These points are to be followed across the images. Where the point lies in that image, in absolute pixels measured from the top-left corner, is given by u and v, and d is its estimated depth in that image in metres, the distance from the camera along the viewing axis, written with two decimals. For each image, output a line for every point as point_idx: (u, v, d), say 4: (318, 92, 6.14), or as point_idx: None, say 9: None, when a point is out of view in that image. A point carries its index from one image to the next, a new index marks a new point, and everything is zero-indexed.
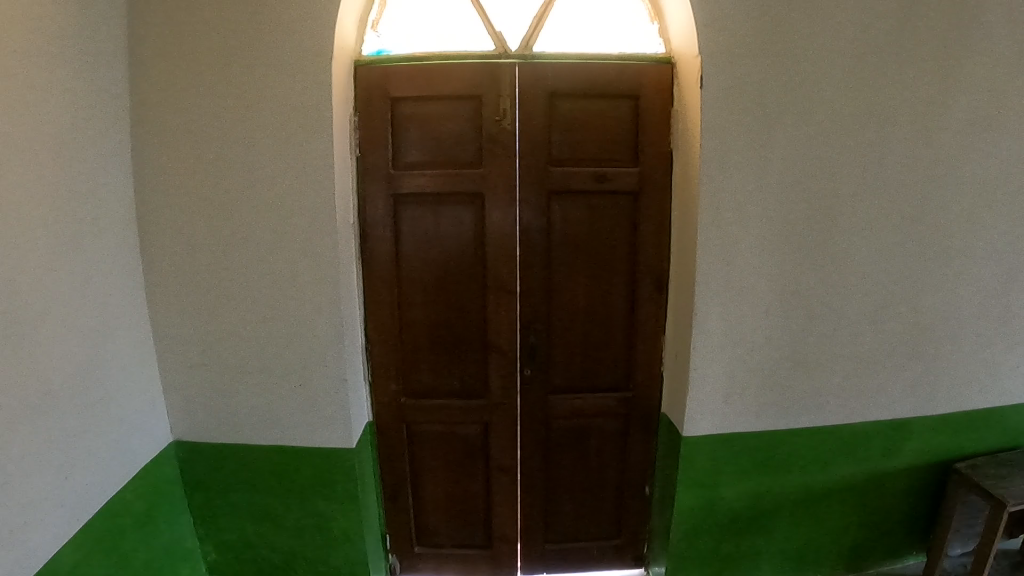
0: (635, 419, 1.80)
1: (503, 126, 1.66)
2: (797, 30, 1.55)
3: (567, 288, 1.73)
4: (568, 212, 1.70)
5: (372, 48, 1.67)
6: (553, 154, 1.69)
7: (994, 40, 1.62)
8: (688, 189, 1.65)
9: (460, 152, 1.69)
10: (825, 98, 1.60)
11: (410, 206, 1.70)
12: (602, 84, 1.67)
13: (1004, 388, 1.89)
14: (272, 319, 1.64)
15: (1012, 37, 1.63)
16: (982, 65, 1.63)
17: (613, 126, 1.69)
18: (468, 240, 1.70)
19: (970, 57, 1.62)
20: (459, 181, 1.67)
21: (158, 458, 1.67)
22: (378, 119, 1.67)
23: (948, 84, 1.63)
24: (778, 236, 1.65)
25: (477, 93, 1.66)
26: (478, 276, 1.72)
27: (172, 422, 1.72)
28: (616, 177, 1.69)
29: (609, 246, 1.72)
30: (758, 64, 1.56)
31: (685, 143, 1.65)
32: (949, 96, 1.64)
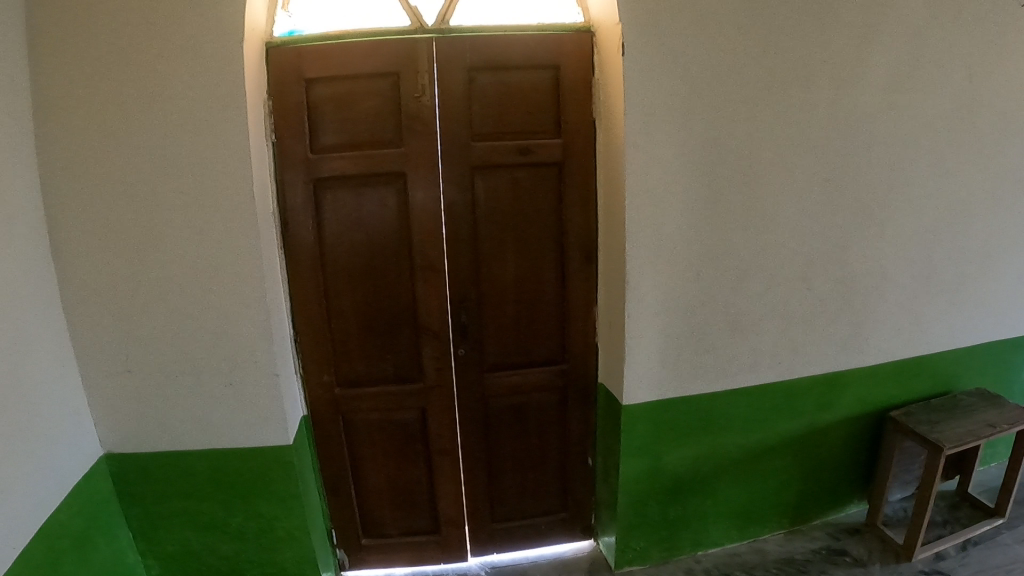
0: (574, 393, 1.80)
1: (422, 103, 1.62)
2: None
3: (496, 265, 1.70)
4: (493, 188, 1.67)
5: (283, 30, 1.61)
6: (474, 129, 1.65)
7: (905, 6, 1.71)
8: (614, 157, 1.62)
9: (378, 132, 1.64)
10: (745, 63, 1.61)
11: (329, 193, 1.67)
12: (522, 55, 1.63)
13: (922, 338, 2.05)
14: (198, 319, 1.62)
15: (917, 6, 1.73)
16: (890, 33, 1.72)
17: (535, 98, 1.66)
18: (393, 221, 1.67)
19: (880, 25, 1.70)
20: (379, 162, 1.63)
21: (89, 473, 1.66)
22: (293, 101, 1.62)
23: (862, 51, 1.71)
24: (705, 202, 1.66)
25: (393, 69, 1.61)
26: (404, 258, 1.68)
27: (103, 430, 1.71)
28: (540, 149, 1.67)
29: (536, 219, 1.70)
30: (679, 29, 1.54)
31: (609, 110, 1.62)
32: (862, 63, 1.72)
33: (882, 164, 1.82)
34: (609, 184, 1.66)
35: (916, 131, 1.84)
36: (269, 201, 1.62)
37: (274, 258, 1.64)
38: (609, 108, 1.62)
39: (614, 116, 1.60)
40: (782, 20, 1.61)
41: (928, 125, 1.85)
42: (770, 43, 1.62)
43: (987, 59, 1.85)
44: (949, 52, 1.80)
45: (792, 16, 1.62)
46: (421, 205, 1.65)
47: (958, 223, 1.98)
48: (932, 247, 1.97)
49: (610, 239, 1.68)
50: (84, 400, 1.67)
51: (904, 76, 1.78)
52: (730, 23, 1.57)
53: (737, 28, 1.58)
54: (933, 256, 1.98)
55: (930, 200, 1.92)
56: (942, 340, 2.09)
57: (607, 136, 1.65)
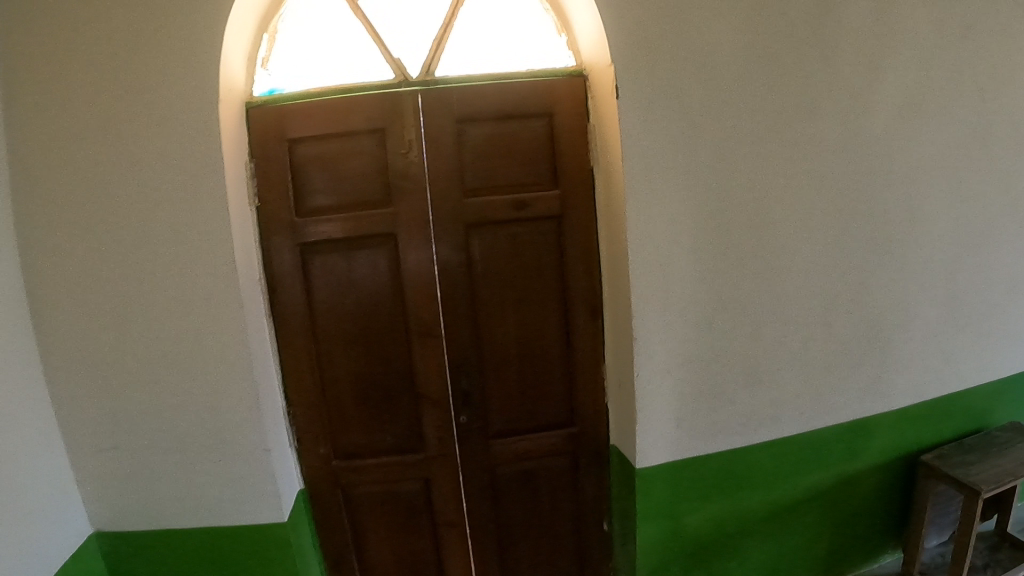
0: (584, 454, 1.69)
1: (409, 159, 1.54)
2: (713, 32, 1.47)
3: (496, 325, 1.60)
4: (488, 244, 1.58)
5: (263, 87, 1.56)
6: (467, 184, 1.56)
7: (911, 31, 1.63)
8: (616, 206, 1.53)
9: (366, 191, 1.56)
10: (749, 99, 1.53)
11: (317, 258, 1.58)
12: (513, 104, 1.55)
13: (950, 374, 1.94)
14: (185, 396, 1.53)
15: (926, 31, 1.65)
16: (900, 60, 1.64)
17: (529, 147, 1.57)
18: (386, 284, 1.58)
19: (889, 52, 1.62)
20: (368, 223, 1.55)
21: (79, 556, 1.57)
22: (276, 164, 1.55)
23: (871, 80, 1.63)
24: (714, 248, 1.57)
25: (378, 126, 1.54)
26: (399, 322, 1.59)
27: (94, 510, 1.62)
28: (537, 202, 1.57)
29: (537, 275, 1.60)
30: (674, 68, 1.46)
31: (611, 160, 1.53)
32: (872, 93, 1.63)
33: (900, 194, 1.73)
34: (614, 236, 1.55)
35: (932, 159, 1.75)
36: (255, 270, 1.55)
37: (262, 328, 1.56)
38: (611, 159, 1.53)
39: (614, 165, 1.51)
40: (785, 53, 1.53)
41: (943, 151, 1.75)
42: (772, 78, 1.53)
43: (1001, 80, 1.77)
44: (960, 75, 1.71)
45: (795, 48, 1.54)
46: (413, 267, 1.56)
47: (982, 252, 1.87)
48: (956, 277, 1.86)
49: (616, 292, 1.58)
50: (73, 482, 1.58)
51: (918, 103, 1.69)
52: (728, 59, 1.49)
53: (736, 64, 1.50)
54: (957, 288, 1.87)
55: (951, 230, 1.82)
56: (971, 374, 1.97)
57: (613, 187, 1.53)
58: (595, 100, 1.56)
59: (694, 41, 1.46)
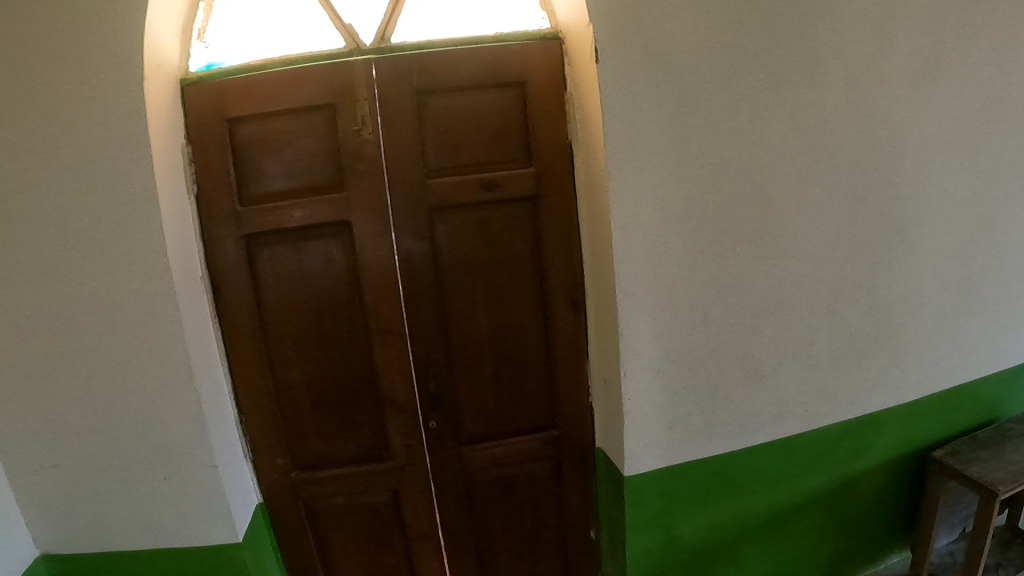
0: (568, 460, 1.54)
1: (364, 136, 1.36)
2: None
3: (466, 322, 1.44)
4: (455, 232, 1.40)
5: (200, 63, 1.38)
6: (429, 164, 1.39)
7: None
8: (598, 186, 1.36)
9: (316, 175, 1.39)
10: (745, 65, 1.37)
11: (263, 250, 1.41)
12: (479, 72, 1.37)
13: (961, 362, 1.80)
14: (122, 409, 1.36)
15: None
16: (913, 17, 1.47)
17: (499, 121, 1.40)
18: (342, 278, 1.41)
19: (901, 8, 1.45)
20: (320, 211, 1.38)
21: None
22: (216, 146, 1.39)
23: (881, 41, 1.45)
24: (707, 233, 1.41)
25: (327, 100, 1.37)
26: (358, 320, 1.42)
27: (34, 533, 1.45)
28: (509, 183, 1.40)
29: (511, 266, 1.43)
30: (661, 29, 1.30)
31: (593, 133, 1.35)
32: (882, 56, 1.47)
33: (911, 170, 1.58)
34: (598, 221, 1.38)
35: (947, 129, 1.58)
36: (195, 265, 1.38)
37: (206, 329, 1.40)
38: (592, 132, 1.35)
39: (595, 140, 1.34)
40: (787, 12, 1.36)
41: (959, 120, 1.59)
42: (772, 41, 1.37)
43: None
44: (979, 34, 1.54)
45: (797, 6, 1.37)
46: (370, 258, 1.38)
47: (998, 230, 1.72)
48: (971, 258, 1.72)
49: (600, 282, 1.41)
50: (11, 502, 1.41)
51: (933, 66, 1.52)
52: (721, 21, 1.33)
53: (729, 25, 1.33)
54: (970, 270, 1.73)
55: (965, 207, 1.67)
56: (984, 361, 1.83)
57: (594, 167, 1.36)
58: (572, 67, 1.39)
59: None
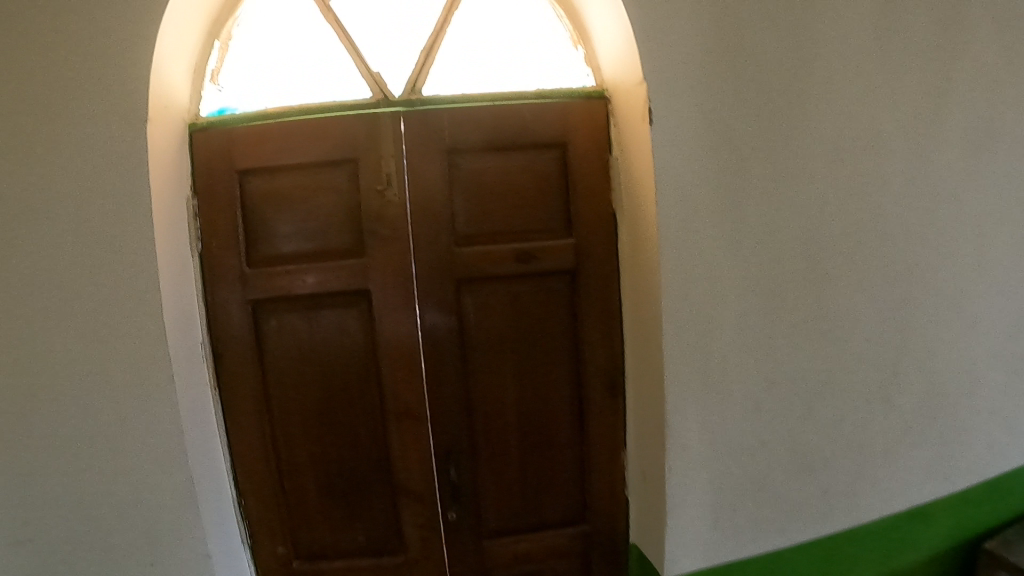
0: (599, 557, 1.39)
1: (388, 197, 1.23)
2: (760, 50, 1.21)
3: (494, 404, 1.30)
4: (485, 306, 1.27)
5: (211, 108, 1.29)
6: (459, 230, 1.26)
7: (986, 51, 1.37)
8: (646, 262, 1.23)
9: (334, 238, 1.26)
10: (803, 134, 1.25)
11: (271, 318, 1.28)
12: (517, 131, 1.25)
13: (1016, 447, 1.67)
14: (102, 513, 1.16)
15: (1000, 50, 1.38)
16: (972, 85, 1.37)
17: (537, 186, 1.27)
18: (358, 353, 1.28)
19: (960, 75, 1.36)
20: (336, 277, 1.24)
21: None
22: (224, 200, 1.26)
23: (940, 109, 1.35)
24: (761, 314, 1.28)
25: (348, 155, 1.23)
26: (373, 398, 1.29)
27: None
28: (546, 254, 1.27)
29: (545, 343, 1.30)
30: (716, 92, 1.19)
31: (645, 203, 1.21)
32: (941, 125, 1.36)
33: (971, 245, 1.46)
34: (645, 300, 1.25)
35: (1008, 202, 1.47)
36: (195, 333, 1.24)
37: (206, 406, 1.25)
38: (642, 204, 1.22)
39: (642, 212, 1.23)
40: (844, 78, 1.27)
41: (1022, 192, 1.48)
42: (829, 106, 1.27)
43: None
44: None
45: (856, 72, 1.27)
46: (389, 334, 1.26)
47: None
48: None
49: (645, 366, 1.28)
50: None
51: (993, 136, 1.42)
52: (778, 84, 1.22)
53: (786, 89, 1.23)
54: None
55: None
56: None
57: (642, 241, 1.24)
58: (619, 128, 1.28)
59: (739, 61, 1.19)
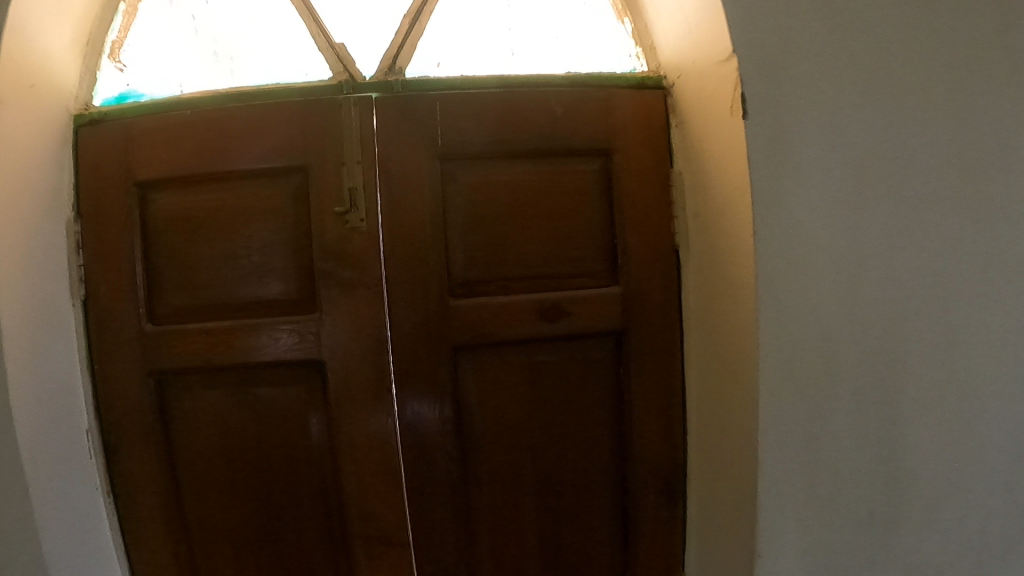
0: None
1: (352, 223, 0.82)
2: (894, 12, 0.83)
3: (505, 517, 0.92)
4: (494, 383, 0.89)
5: (109, 93, 0.92)
6: (457, 273, 0.86)
7: None
8: (729, 326, 0.87)
9: (271, 284, 0.85)
10: (965, 130, 0.84)
11: (185, 397, 0.89)
12: (541, 132, 0.87)
13: None
14: None
15: None
16: None
17: (571, 210, 0.89)
18: (309, 450, 0.88)
19: None
20: (275, 341, 0.84)
21: None
22: (116, 227, 0.87)
23: None
24: (903, 398, 0.87)
25: (295, 161, 0.83)
26: (333, 512, 0.90)
27: None
28: (582, 307, 0.88)
29: (577, 430, 0.93)
30: (837, 78, 0.81)
31: (739, 241, 0.83)
32: None
33: None
34: (728, 378, 0.89)
35: None
36: (79, 417, 0.87)
37: (99, 522, 0.89)
38: (727, 242, 0.86)
39: (724, 255, 0.87)
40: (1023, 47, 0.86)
41: None
42: (1005, 89, 0.85)
43: None
44: None
45: None
46: (351, 427, 0.86)
47: None
48: None
49: (722, 469, 0.92)
50: None
51: None
52: (923, 59, 0.83)
53: (939, 70, 0.84)
54: None
55: None
56: None
57: (723, 295, 0.88)
58: (684, 133, 0.93)
59: (866, 31, 0.82)
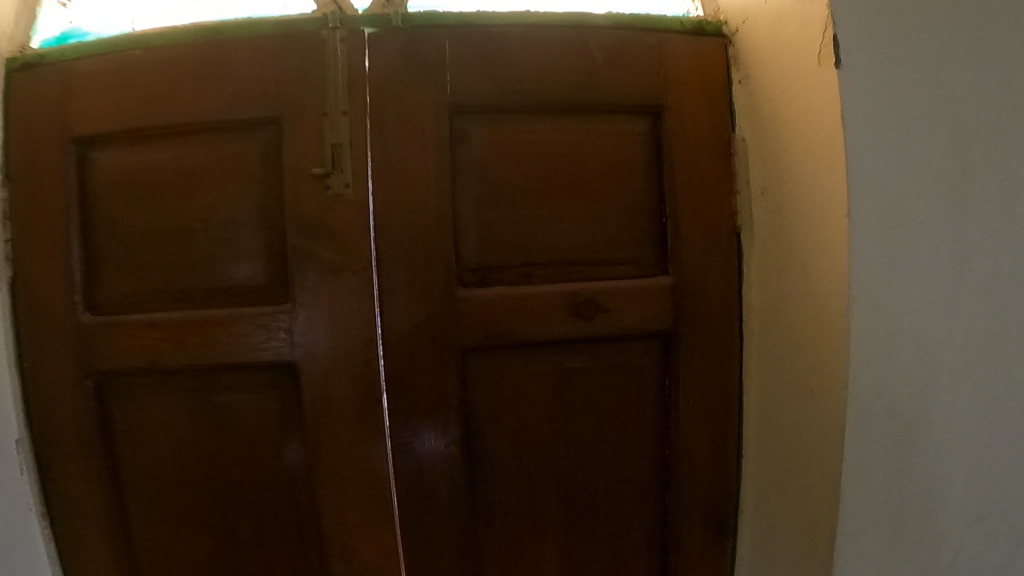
0: None
1: (338, 191, 0.65)
2: None
3: (519, 557, 0.76)
4: (513, 394, 0.72)
5: (49, 34, 0.73)
6: (468, 258, 0.68)
7: None
8: (812, 328, 0.70)
9: (236, 266, 0.68)
10: None
11: (131, 405, 0.72)
12: (577, 83, 0.69)
13: None
14: None
15: None
16: None
17: (612, 181, 0.71)
18: (281, 472, 0.72)
19: None
20: (240, 338, 0.67)
21: None
22: (49, 192, 0.70)
23: None
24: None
25: (267, 111, 0.66)
26: (310, 549, 0.73)
27: None
28: (623, 302, 0.71)
29: (614, 451, 0.76)
30: (954, 20, 0.64)
31: (832, 218, 0.65)
32: None
33: None
34: (806, 393, 0.72)
35: None
36: (6, 424, 0.71)
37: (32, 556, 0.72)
38: (810, 223, 0.68)
39: (803, 241, 0.70)
40: None
41: None
42: None
43: None
44: None
45: None
46: (333, 447, 0.69)
47: None
48: None
49: (790, 504, 0.75)
50: None
51: None
52: None
53: None
54: None
55: None
56: None
57: (803, 291, 0.71)
58: (750, 92, 0.76)
59: None
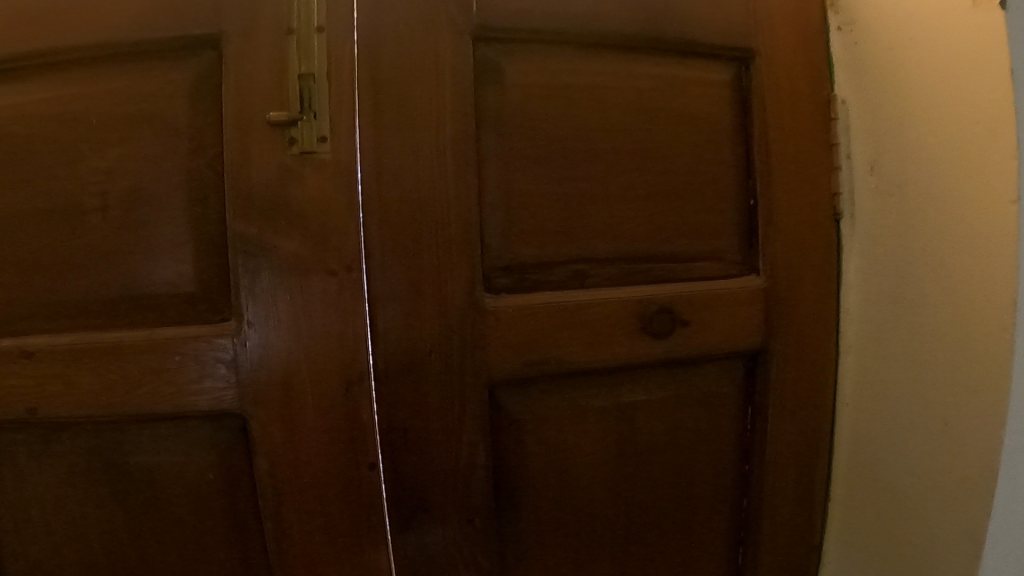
0: None
1: (309, 150, 0.44)
2: None
3: None
4: (557, 441, 0.52)
5: None
6: (497, 251, 0.48)
7: None
8: (951, 348, 0.52)
9: (152, 266, 0.46)
10: None
11: (2, 470, 0.50)
12: (645, 8, 0.50)
13: None
14: None
15: None
16: None
17: (689, 146, 0.52)
18: (229, 558, 0.50)
19: None
20: (164, 370, 0.46)
21: None
22: None
23: None
24: None
25: (198, 31, 0.44)
26: None
27: None
28: (705, 311, 0.52)
29: (685, 510, 0.57)
30: None
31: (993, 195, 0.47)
32: None
33: None
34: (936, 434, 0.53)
35: None
36: None
37: None
38: (955, 203, 0.51)
39: (937, 228, 0.52)
40: None
41: None
42: None
43: None
44: None
45: None
46: (303, 523, 0.48)
47: None
48: None
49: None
50: None
51: None
52: None
53: None
54: None
55: None
56: None
57: (934, 297, 0.53)
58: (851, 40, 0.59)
59: None
